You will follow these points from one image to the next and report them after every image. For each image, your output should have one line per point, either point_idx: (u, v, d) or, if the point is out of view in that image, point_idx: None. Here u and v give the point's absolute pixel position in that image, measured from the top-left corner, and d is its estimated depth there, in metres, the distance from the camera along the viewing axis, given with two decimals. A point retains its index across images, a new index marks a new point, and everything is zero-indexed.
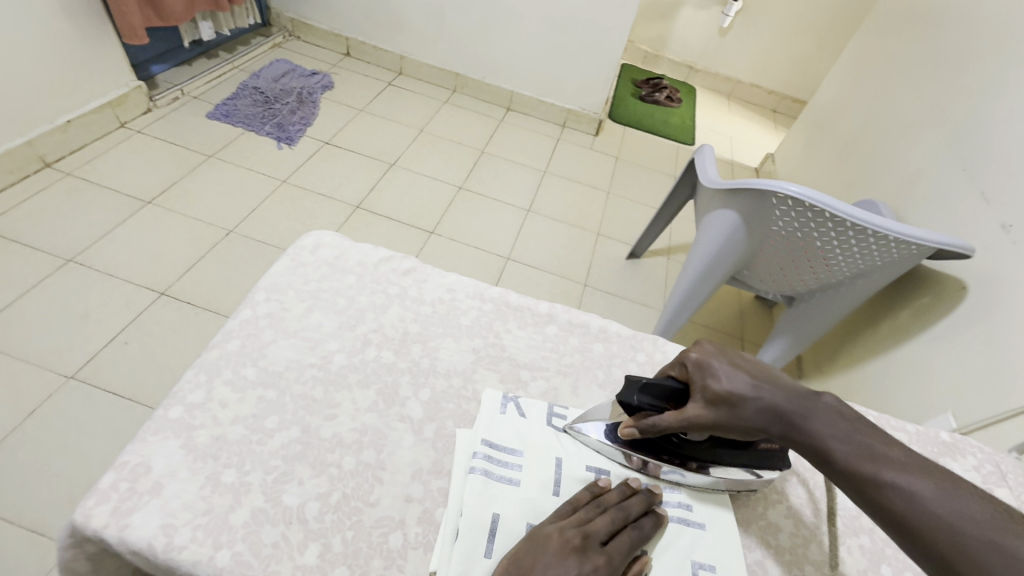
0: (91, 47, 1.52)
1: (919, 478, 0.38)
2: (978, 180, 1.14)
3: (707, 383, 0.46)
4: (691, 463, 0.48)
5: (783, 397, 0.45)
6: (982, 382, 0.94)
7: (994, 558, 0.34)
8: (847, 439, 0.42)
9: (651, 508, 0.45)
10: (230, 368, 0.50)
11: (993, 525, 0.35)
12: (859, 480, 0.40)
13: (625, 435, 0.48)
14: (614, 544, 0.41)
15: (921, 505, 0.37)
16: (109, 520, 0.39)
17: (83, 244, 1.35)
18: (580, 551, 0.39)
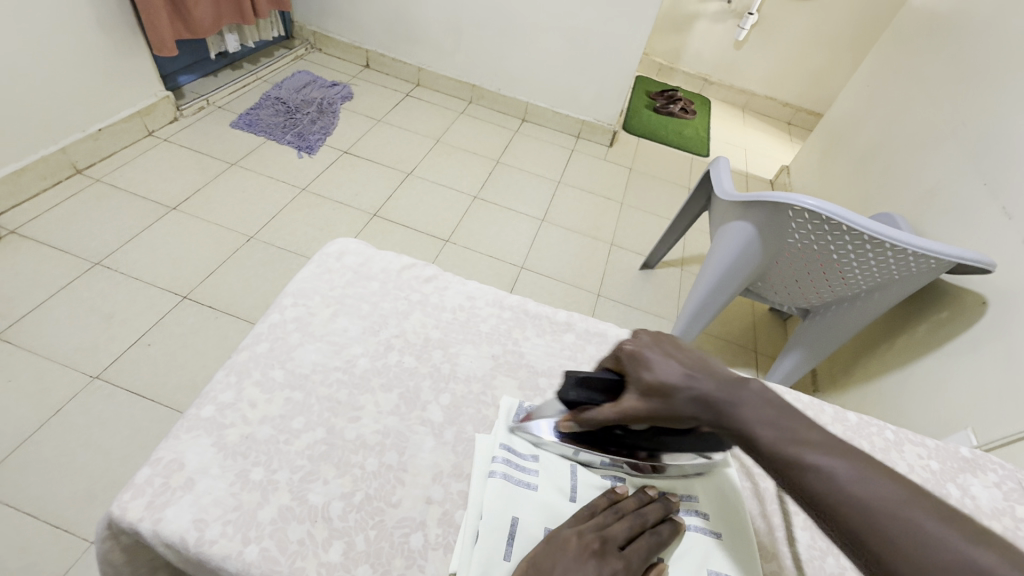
0: (123, 59, 1.58)
1: (841, 461, 0.36)
2: (1000, 195, 1.13)
3: (640, 373, 0.45)
4: (638, 453, 0.49)
5: (714, 385, 0.42)
6: (1003, 399, 0.93)
7: (908, 543, 0.32)
8: (773, 424, 0.39)
9: (668, 515, 0.46)
10: (258, 369, 0.52)
11: (912, 508, 0.34)
12: (782, 464, 0.37)
13: (566, 429, 0.48)
14: (631, 550, 0.42)
15: (839, 487, 0.35)
16: (144, 513, 0.41)
17: (110, 248, 1.40)
18: (599, 554, 0.40)
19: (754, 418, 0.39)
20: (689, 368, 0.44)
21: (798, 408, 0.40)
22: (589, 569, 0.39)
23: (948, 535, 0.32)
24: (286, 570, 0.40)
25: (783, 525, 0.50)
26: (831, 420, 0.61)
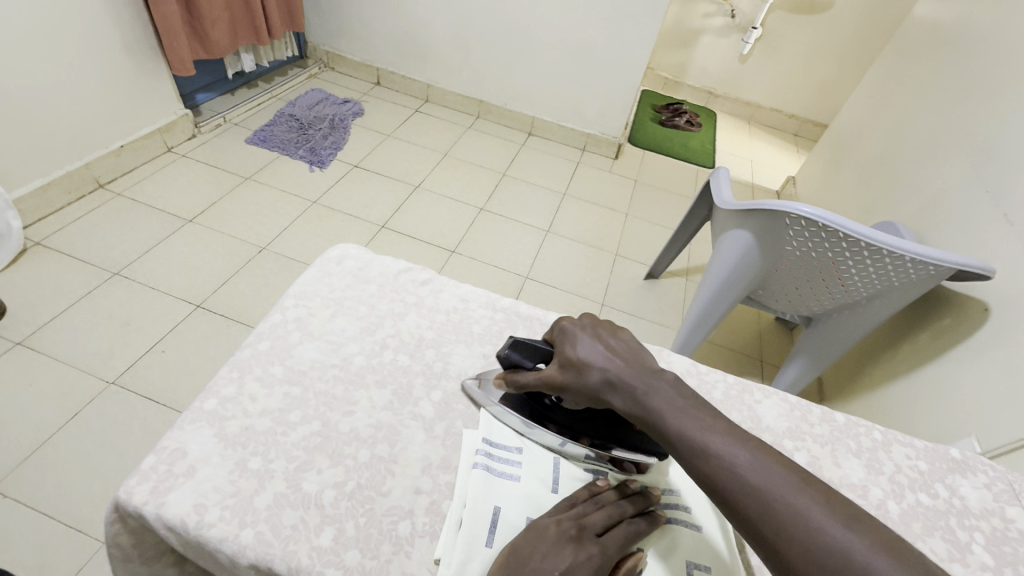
0: (145, 79, 1.66)
1: (742, 450, 0.39)
2: (1001, 202, 1.13)
3: (566, 349, 0.49)
4: (579, 436, 0.51)
5: (630, 371, 0.46)
6: (1006, 406, 0.92)
7: (796, 527, 0.35)
8: (676, 412, 0.42)
9: (644, 505, 0.47)
10: (260, 366, 0.54)
11: (801, 495, 0.37)
12: (687, 450, 0.40)
13: (498, 386, 0.53)
14: (608, 538, 0.43)
15: (738, 474, 0.38)
16: (149, 497, 0.43)
17: (128, 259, 1.45)
18: (577, 541, 0.42)
19: (659, 404, 0.43)
20: (612, 353, 0.47)
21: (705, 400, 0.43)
22: (566, 554, 0.40)
23: (832, 523, 0.35)
24: (279, 553, 0.42)
25: None
26: (817, 420, 0.62)
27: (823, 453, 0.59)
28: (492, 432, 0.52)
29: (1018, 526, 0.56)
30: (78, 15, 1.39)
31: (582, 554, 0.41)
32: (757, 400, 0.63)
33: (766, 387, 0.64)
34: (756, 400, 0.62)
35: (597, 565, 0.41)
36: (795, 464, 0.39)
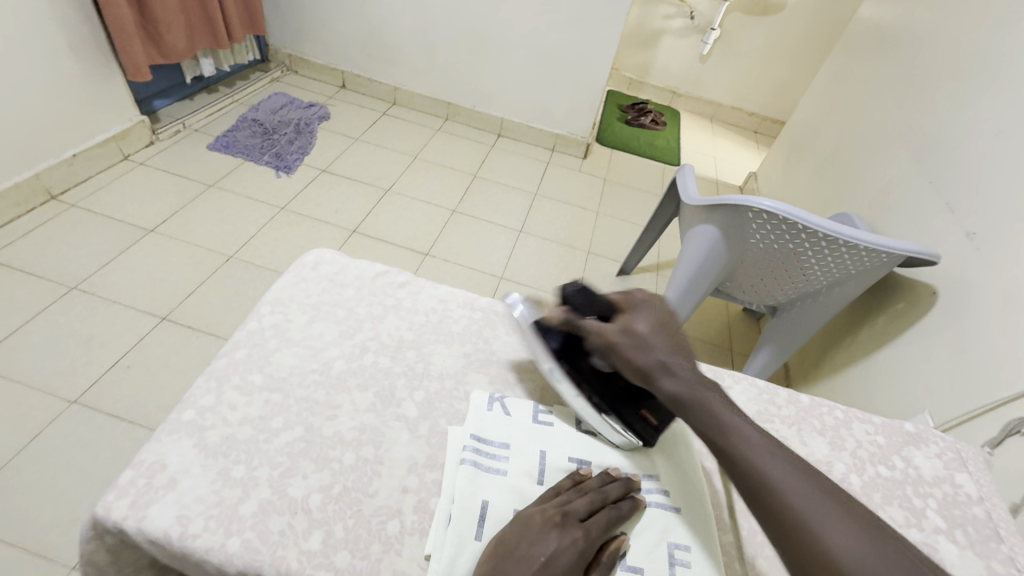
0: (98, 84, 1.60)
1: (757, 437, 0.45)
2: (944, 192, 1.20)
3: (636, 324, 0.53)
4: (589, 392, 0.54)
5: (683, 364, 0.51)
6: (956, 381, 0.98)
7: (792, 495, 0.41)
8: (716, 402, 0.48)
9: (626, 489, 0.49)
10: (238, 374, 0.54)
11: (802, 477, 0.43)
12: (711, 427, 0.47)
13: (549, 319, 0.55)
14: (594, 521, 0.45)
15: (750, 450, 0.44)
16: (128, 512, 0.43)
17: (86, 272, 1.39)
18: (562, 527, 0.43)
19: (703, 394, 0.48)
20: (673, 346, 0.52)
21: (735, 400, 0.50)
22: (552, 540, 0.42)
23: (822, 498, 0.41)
24: (268, 559, 0.42)
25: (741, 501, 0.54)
26: (784, 402, 0.65)
27: (791, 433, 0.62)
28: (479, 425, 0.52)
29: (966, 490, 0.60)
30: (24, 20, 1.33)
31: (567, 539, 0.42)
32: (728, 385, 0.66)
33: (736, 373, 0.67)
34: (726, 386, 0.65)
35: (582, 549, 0.42)
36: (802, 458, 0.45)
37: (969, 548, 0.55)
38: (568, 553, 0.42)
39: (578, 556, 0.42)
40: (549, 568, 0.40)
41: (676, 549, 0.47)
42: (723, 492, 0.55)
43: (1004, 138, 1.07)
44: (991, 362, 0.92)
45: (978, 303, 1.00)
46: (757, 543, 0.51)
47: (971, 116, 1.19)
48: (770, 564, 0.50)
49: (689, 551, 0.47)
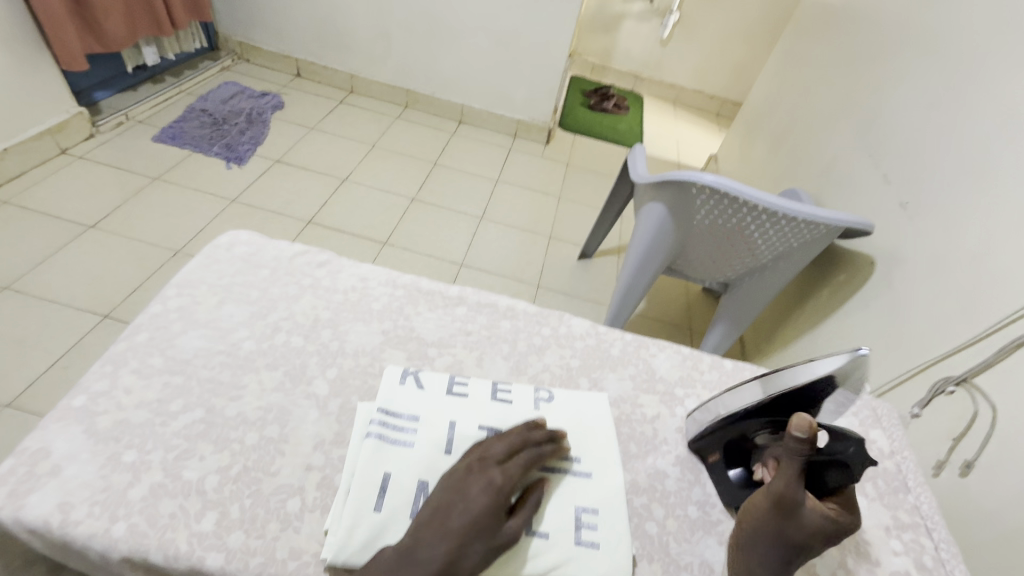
0: (28, 74, 1.52)
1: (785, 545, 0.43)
2: (882, 164, 1.23)
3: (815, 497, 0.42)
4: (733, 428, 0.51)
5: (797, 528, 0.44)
6: (889, 346, 1.01)
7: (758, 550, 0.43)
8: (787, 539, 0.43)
9: (542, 430, 0.50)
10: (137, 358, 0.52)
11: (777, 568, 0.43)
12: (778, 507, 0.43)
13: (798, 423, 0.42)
14: (514, 465, 0.45)
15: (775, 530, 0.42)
16: (4, 501, 0.41)
17: (21, 271, 1.33)
18: (481, 475, 0.44)
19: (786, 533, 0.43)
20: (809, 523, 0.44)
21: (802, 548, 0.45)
22: (472, 489, 0.43)
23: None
24: (155, 542, 0.40)
25: (657, 464, 0.55)
26: (707, 367, 0.66)
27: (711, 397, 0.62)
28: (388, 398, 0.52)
29: (879, 445, 0.62)
30: None
31: (489, 486, 0.43)
32: (652, 353, 0.66)
33: (661, 341, 0.68)
34: (651, 353, 0.66)
35: (502, 491, 0.43)
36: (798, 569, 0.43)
37: (879, 501, 0.56)
38: (491, 497, 0.42)
39: (501, 501, 0.43)
40: (471, 517, 0.41)
41: (583, 512, 0.47)
42: (640, 457, 0.55)
43: (934, 110, 1.10)
44: (920, 327, 0.95)
45: (909, 270, 1.03)
46: (668, 504, 0.52)
47: (906, 90, 1.22)
48: (681, 524, 0.50)
49: (596, 513, 0.48)
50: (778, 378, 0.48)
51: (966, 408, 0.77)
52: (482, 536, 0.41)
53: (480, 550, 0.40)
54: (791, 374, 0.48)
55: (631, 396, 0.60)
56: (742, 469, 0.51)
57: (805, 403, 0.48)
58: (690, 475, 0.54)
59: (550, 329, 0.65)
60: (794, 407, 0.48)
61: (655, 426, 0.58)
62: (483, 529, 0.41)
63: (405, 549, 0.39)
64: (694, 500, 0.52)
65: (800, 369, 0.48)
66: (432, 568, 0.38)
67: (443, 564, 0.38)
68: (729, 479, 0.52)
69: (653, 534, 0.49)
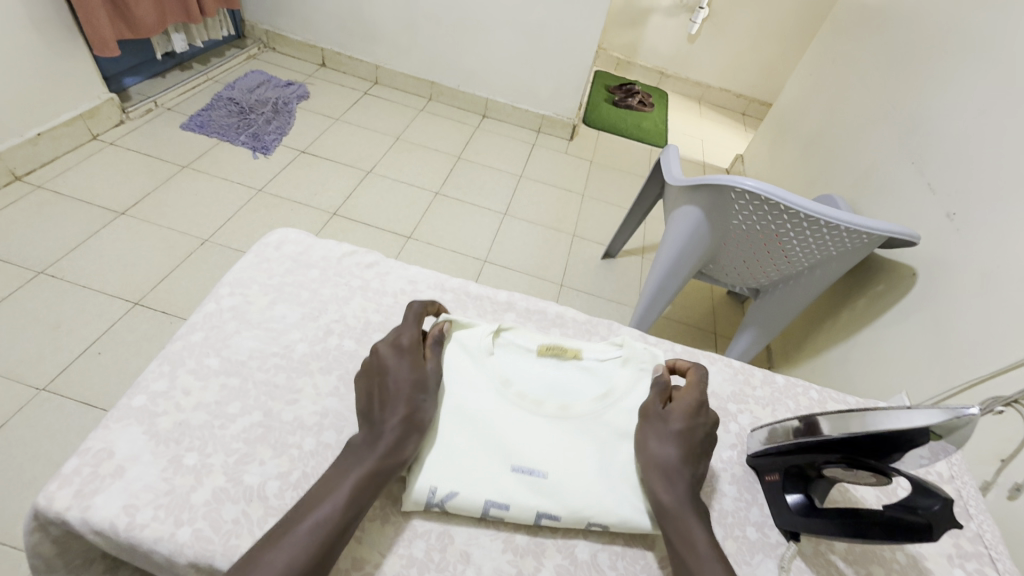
0: (61, 59, 1.52)
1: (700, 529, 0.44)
2: (926, 173, 1.20)
3: (661, 495, 0.45)
4: (806, 457, 0.49)
5: (679, 505, 0.45)
6: (931, 361, 0.99)
7: (681, 541, 0.43)
8: (680, 528, 0.44)
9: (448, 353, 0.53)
10: (193, 358, 0.52)
11: (696, 534, 0.44)
12: (671, 521, 0.44)
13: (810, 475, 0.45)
14: (409, 328, 0.52)
15: (685, 529, 0.44)
16: (72, 501, 0.41)
17: (54, 256, 1.34)
18: (392, 353, 0.50)
19: (688, 539, 0.43)
20: (683, 501, 0.45)
21: (680, 535, 0.44)
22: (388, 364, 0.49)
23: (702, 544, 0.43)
24: (220, 549, 0.40)
25: (715, 485, 0.53)
26: (759, 382, 0.65)
27: (765, 413, 0.61)
28: (453, 363, 0.53)
29: (937, 469, 0.60)
30: None
31: (398, 358, 0.49)
32: (703, 366, 0.65)
33: (711, 353, 0.67)
34: None
35: (412, 351, 0.50)
36: (692, 549, 0.43)
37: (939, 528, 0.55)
38: (407, 372, 0.48)
39: (421, 369, 0.49)
40: (402, 382, 0.48)
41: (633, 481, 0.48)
42: None
43: (984, 117, 1.06)
44: (965, 343, 0.93)
45: (955, 284, 1.00)
46: (725, 523, 0.51)
47: (955, 95, 1.17)
48: (739, 545, 0.49)
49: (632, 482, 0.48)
50: (859, 418, 0.45)
51: (1016, 430, 0.75)
52: (420, 389, 0.48)
53: (430, 399, 0.48)
54: (882, 416, 0.44)
55: None
56: (802, 496, 0.49)
57: (889, 446, 0.44)
58: (747, 495, 0.53)
59: (599, 338, 0.65)
60: (874, 447, 0.45)
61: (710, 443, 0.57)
62: (419, 383, 0.48)
63: (369, 421, 0.46)
64: (753, 521, 0.51)
65: (892, 414, 0.43)
66: (397, 427, 0.45)
67: (403, 420, 0.46)
68: (785, 505, 0.50)
69: None
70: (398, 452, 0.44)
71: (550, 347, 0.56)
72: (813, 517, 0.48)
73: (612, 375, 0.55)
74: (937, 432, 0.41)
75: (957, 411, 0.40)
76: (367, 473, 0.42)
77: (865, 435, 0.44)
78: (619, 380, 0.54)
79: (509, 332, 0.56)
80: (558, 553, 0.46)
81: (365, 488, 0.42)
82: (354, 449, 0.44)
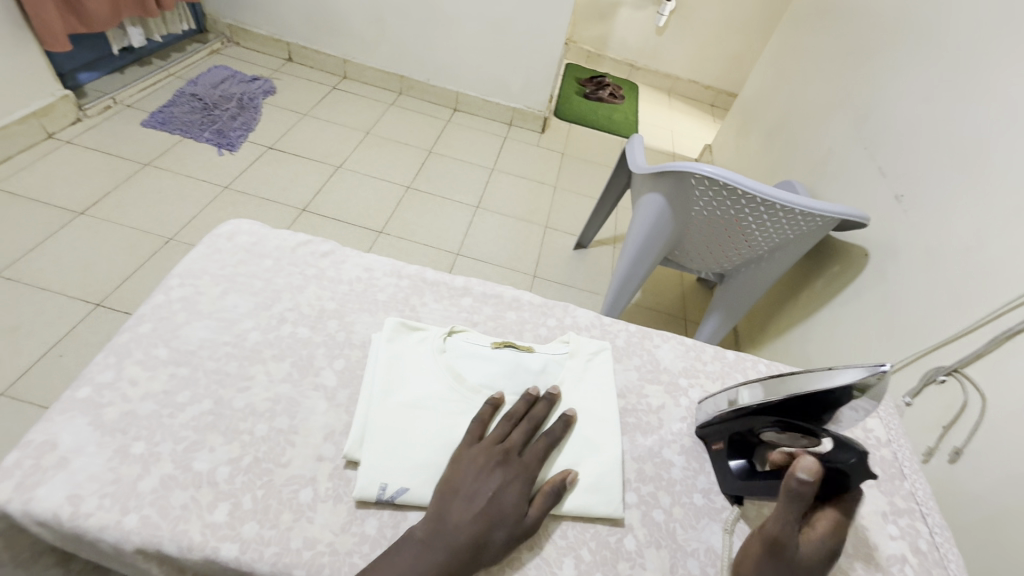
0: (10, 55, 1.46)
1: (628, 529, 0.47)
2: (877, 157, 1.24)
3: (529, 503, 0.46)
4: (747, 428, 0.51)
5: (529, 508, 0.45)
6: (883, 337, 1.03)
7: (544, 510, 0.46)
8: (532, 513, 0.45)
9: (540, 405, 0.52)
10: (141, 349, 0.51)
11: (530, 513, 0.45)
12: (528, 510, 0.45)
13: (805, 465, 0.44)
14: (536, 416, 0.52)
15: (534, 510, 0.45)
16: (13, 494, 0.40)
17: (8, 259, 1.30)
18: (503, 467, 0.47)
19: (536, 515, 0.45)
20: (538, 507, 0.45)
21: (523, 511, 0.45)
22: (495, 479, 0.46)
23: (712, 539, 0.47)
24: (167, 534, 0.40)
25: (666, 456, 0.55)
26: (710, 358, 0.67)
27: (715, 387, 0.63)
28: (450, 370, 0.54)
29: (876, 434, 0.64)
30: None
31: (507, 475, 0.46)
32: (655, 344, 0.67)
33: (665, 332, 0.69)
34: (654, 345, 0.67)
35: (525, 481, 0.47)
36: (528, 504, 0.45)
37: (875, 488, 0.58)
38: (508, 498, 0.45)
39: (522, 507, 0.45)
40: (496, 509, 0.44)
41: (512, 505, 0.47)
42: (645, 446, 0.56)
43: (929, 102, 1.11)
44: (911, 318, 0.97)
45: (902, 263, 1.04)
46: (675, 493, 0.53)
47: (902, 82, 1.22)
48: (685, 511, 0.51)
49: None
50: (792, 380, 0.47)
51: (957, 397, 0.79)
52: (503, 525, 0.43)
53: (506, 538, 0.43)
54: (810, 378, 0.46)
55: (637, 387, 0.61)
56: (744, 461, 0.52)
57: (820, 408, 0.46)
58: (695, 464, 0.55)
59: (555, 320, 0.66)
60: (807, 410, 0.46)
61: (659, 416, 0.59)
62: (504, 518, 0.44)
63: (433, 521, 0.43)
64: (699, 488, 0.53)
65: (818, 375, 0.46)
66: (463, 550, 0.41)
67: (471, 543, 0.42)
68: (729, 470, 0.53)
69: (660, 521, 0.50)
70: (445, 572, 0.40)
71: (504, 341, 0.58)
72: (749, 480, 0.50)
73: (562, 366, 0.58)
74: (859, 389, 0.43)
75: (874, 367, 0.42)
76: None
77: (792, 397, 0.46)
78: (566, 372, 0.58)
79: (464, 335, 0.58)
80: None
81: None
82: (404, 545, 0.41)
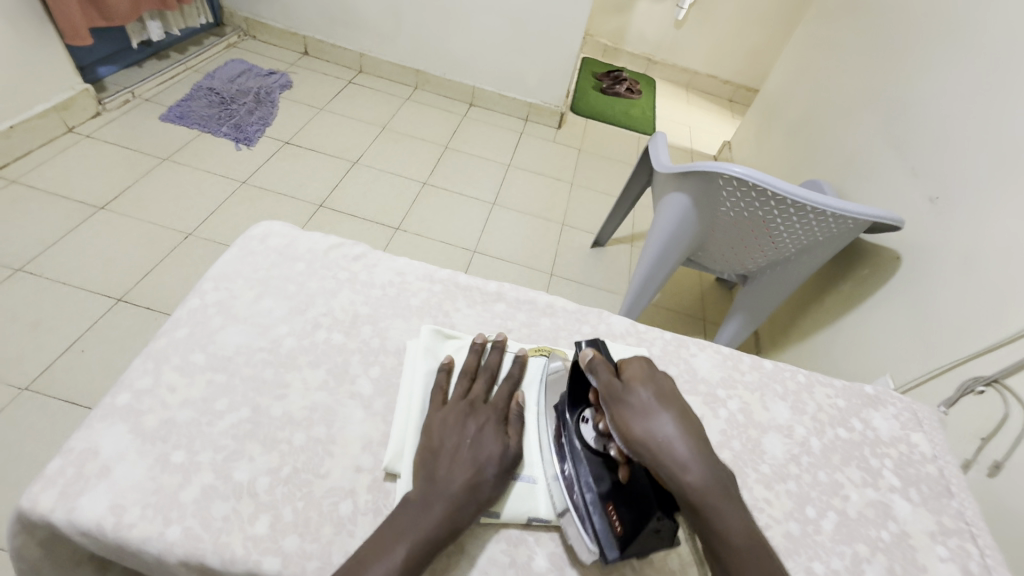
0: (32, 49, 1.47)
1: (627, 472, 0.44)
2: (909, 157, 1.21)
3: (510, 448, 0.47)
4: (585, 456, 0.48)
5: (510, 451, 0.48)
6: (915, 343, 1.00)
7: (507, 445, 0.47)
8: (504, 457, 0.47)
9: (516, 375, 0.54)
10: (178, 354, 0.51)
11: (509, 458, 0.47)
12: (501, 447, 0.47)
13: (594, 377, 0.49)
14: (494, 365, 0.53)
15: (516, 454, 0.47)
16: (56, 503, 0.40)
17: (32, 253, 1.31)
18: (475, 418, 0.48)
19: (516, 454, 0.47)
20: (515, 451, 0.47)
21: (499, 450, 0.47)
22: (471, 429, 0.47)
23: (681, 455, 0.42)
24: (210, 546, 0.40)
25: None
26: (747, 367, 0.65)
27: (754, 399, 0.62)
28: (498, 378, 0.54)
29: (920, 449, 0.62)
30: None
31: (483, 424, 0.48)
32: (692, 353, 0.65)
33: (700, 340, 0.67)
34: (691, 353, 0.65)
35: (495, 421, 0.49)
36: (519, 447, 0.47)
37: (922, 506, 0.56)
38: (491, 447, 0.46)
39: (502, 443, 0.47)
40: (479, 455, 0.45)
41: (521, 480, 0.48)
42: None
43: (965, 100, 1.07)
44: (946, 325, 0.94)
45: (936, 267, 1.01)
46: None
47: (936, 80, 1.18)
48: None
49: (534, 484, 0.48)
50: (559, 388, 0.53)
51: (996, 409, 0.77)
52: (492, 462, 0.45)
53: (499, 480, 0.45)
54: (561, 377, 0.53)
55: None
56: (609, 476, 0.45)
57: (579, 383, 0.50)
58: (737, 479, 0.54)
59: (589, 327, 0.65)
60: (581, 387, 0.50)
61: None
62: (493, 459, 0.45)
63: (428, 478, 0.44)
64: None
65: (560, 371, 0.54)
66: (460, 498, 0.42)
67: (465, 490, 0.43)
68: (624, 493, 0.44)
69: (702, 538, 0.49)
70: (453, 525, 0.41)
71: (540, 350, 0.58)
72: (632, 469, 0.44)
73: None
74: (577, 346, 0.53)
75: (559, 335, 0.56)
76: (423, 539, 0.40)
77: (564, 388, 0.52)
78: None
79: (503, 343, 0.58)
80: (551, 540, 0.46)
81: (412, 562, 0.39)
82: (412, 506, 0.42)
